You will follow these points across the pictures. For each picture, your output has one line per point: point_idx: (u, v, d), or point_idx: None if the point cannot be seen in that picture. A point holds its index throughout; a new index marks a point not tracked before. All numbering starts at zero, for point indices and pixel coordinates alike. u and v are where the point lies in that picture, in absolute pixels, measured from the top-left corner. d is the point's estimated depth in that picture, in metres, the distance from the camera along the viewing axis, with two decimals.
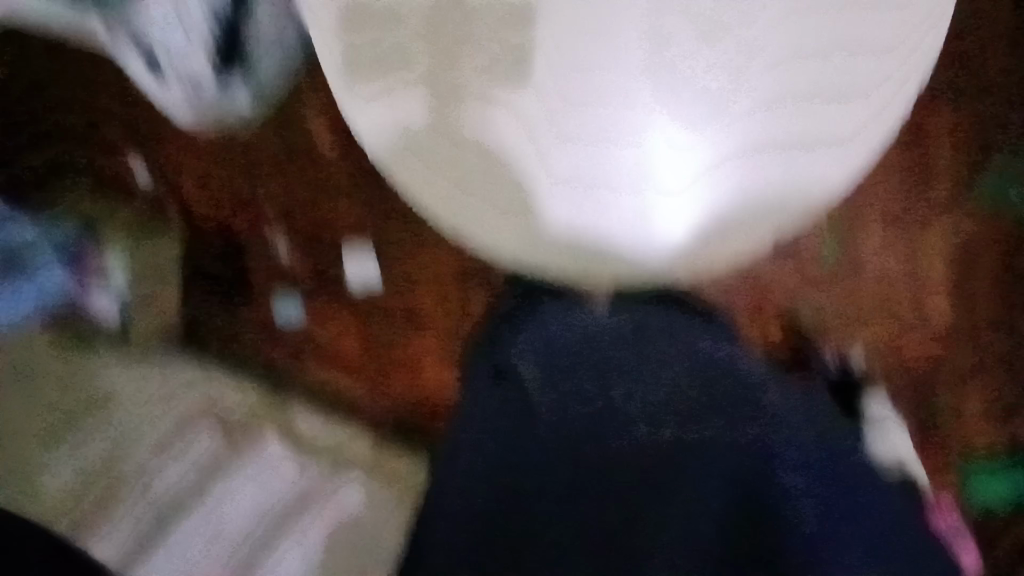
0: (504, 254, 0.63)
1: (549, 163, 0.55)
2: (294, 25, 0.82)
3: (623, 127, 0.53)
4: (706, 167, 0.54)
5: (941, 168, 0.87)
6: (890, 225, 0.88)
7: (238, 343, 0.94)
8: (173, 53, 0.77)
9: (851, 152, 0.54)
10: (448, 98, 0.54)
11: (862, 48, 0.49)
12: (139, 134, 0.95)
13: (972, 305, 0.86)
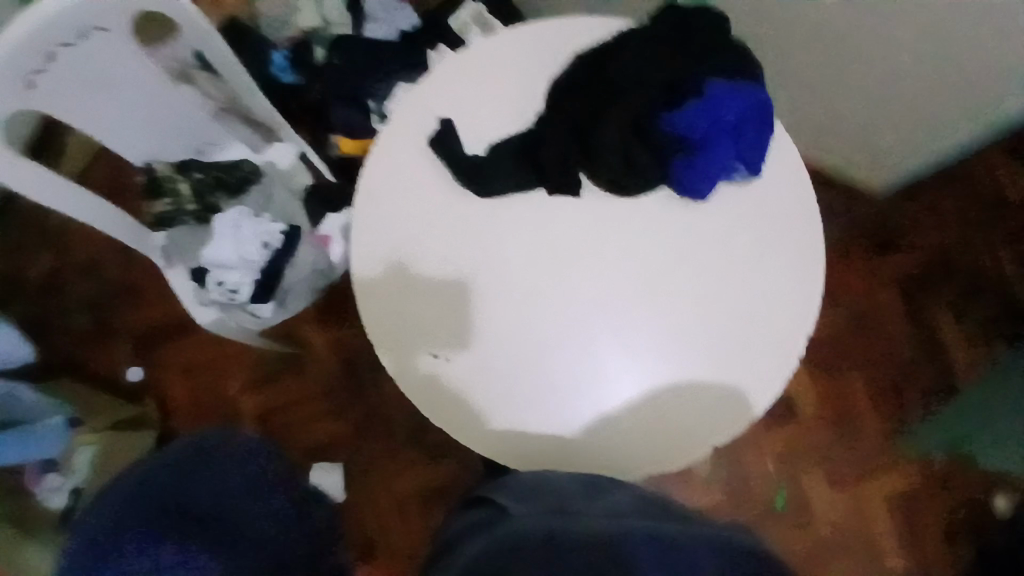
0: (494, 455, 0.64)
1: (523, 256, 0.67)
2: (313, 178, 0.93)
3: (583, 298, 0.67)
4: (646, 381, 0.65)
5: (851, 320, 1.12)
6: (825, 378, 1.10)
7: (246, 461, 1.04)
8: (218, 268, 0.84)
9: (764, 368, 0.65)
10: (413, 266, 0.68)
11: (756, 234, 0.68)
12: (154, 336, 1.08)
13: (890, 423, 1.09)
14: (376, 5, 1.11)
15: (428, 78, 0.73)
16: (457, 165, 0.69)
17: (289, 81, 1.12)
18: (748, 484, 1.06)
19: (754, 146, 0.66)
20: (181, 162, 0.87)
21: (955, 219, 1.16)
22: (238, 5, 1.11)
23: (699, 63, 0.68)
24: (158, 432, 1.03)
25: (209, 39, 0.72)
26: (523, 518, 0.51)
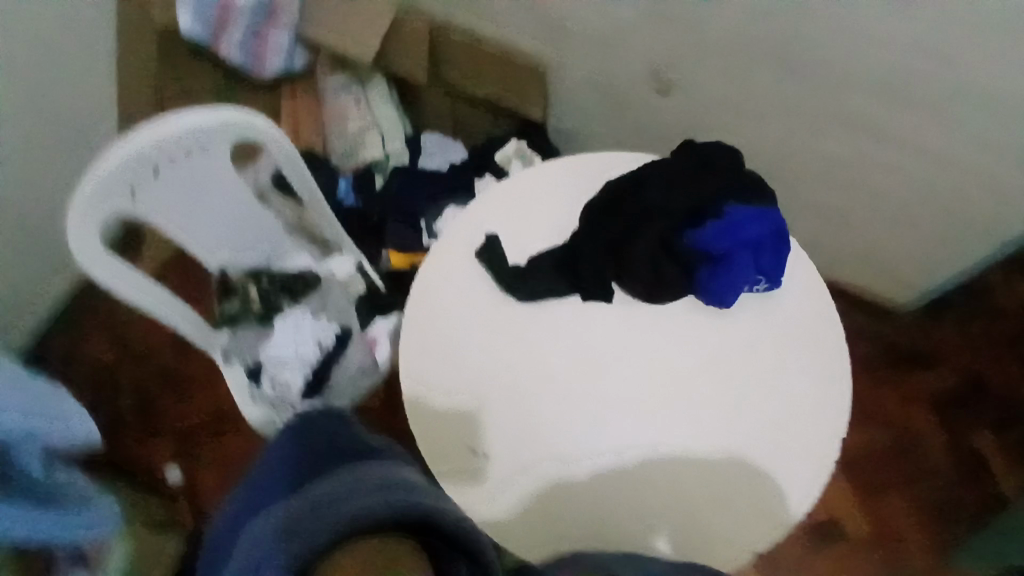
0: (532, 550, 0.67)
1: (559, 346, 0.73)
2: (366, 287, 1.02)
3: (618, 399, 0.71)
4: (676, 478, 0.68)
5: (890, 437, 1.13)
6: (866, 496, 1.10)
7: None
8: (275, 364, 0.90)
9: (794, 457, 0.68)
10: (459, 370, 0.73)
11: (780, 341, 0.72)
12: (198, 432, 1.17)
13: (938, 547, 1.07)
14: (431, 145, 1.32)
15: (479, 201, 0.83)
16: (501, 275, 0.77)
17: (352, 204, 1.26)
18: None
19: (773, 259, 0.72)
20: (254, 270, 0.97)
21: (986, 339, 1.18)
22: (312, 139, 1.29)
23: (714, 192, 0.75)
24: (190, 526, 1.08)
25: (295, 163, 0.85)
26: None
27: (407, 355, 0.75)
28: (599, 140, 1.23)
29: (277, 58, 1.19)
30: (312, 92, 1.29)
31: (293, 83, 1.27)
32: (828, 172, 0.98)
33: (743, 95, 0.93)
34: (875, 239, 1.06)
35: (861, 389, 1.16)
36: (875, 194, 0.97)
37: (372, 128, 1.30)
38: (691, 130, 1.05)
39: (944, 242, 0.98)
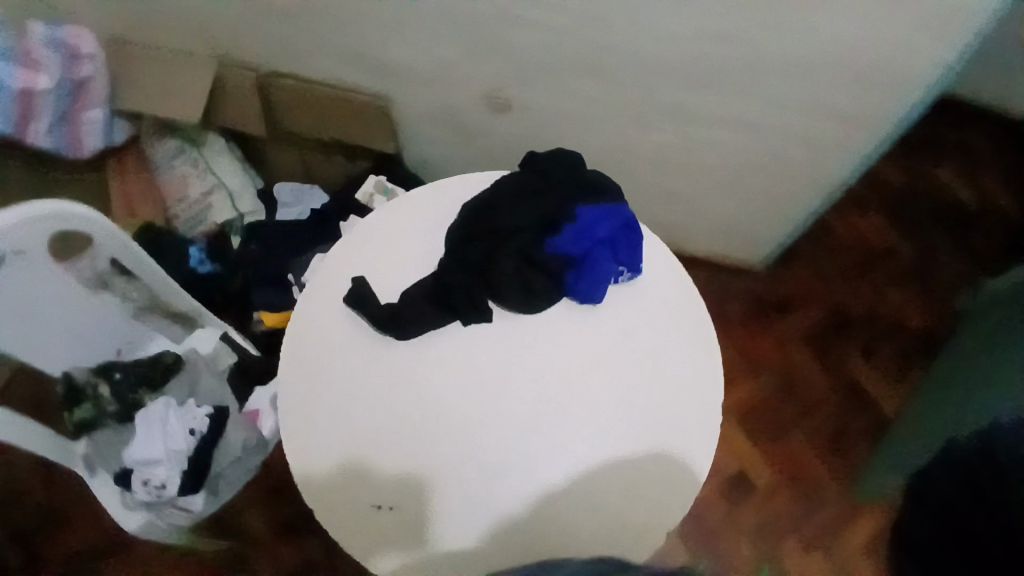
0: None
1: (443, 374, 0.72)
2: (237, 356, 0.94)
3: (514, 416, 0.71)
4: (586, 479, 0.69)
5: (777, 385, 1.22)
6: (770, 444, 1.18)
7: None
8: (143, 466, 0.81)
9: (689, 423, 0.71)
10: (348, 427, 0.70)
11: (653, 325, 0.75)
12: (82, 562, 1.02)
13: (842, 474, 1.16)
14: (287, 194, 1.24)
15: (337, 247, 0.80)
16: (374, 317, 0.74)
17: (208, 271, 1.17)
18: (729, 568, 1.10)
19: (629, 251, 0.75)
20: (102, 365, 0.88)
21: (837, 277, 1.31)
22: (154, 216, 1.22)
23: (563, 198, 0.78)
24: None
25: (128, 246, 0.77)
26: None
27: (292, 424, 0.71)
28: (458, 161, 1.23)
29: (95, 134, 1.12)
30: (144, 164, 1.24)
31: (119, 156, 1.22)
32: (667, 158, 1.05)
33: (576, 99, 0.97)
34: (723, 210, 1.14)
35: (742, 348, 1.25)
36: (716, 169, 1.04)
37: (217, 189, 1.22)
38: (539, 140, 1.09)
39: (779, 201, 1.08)
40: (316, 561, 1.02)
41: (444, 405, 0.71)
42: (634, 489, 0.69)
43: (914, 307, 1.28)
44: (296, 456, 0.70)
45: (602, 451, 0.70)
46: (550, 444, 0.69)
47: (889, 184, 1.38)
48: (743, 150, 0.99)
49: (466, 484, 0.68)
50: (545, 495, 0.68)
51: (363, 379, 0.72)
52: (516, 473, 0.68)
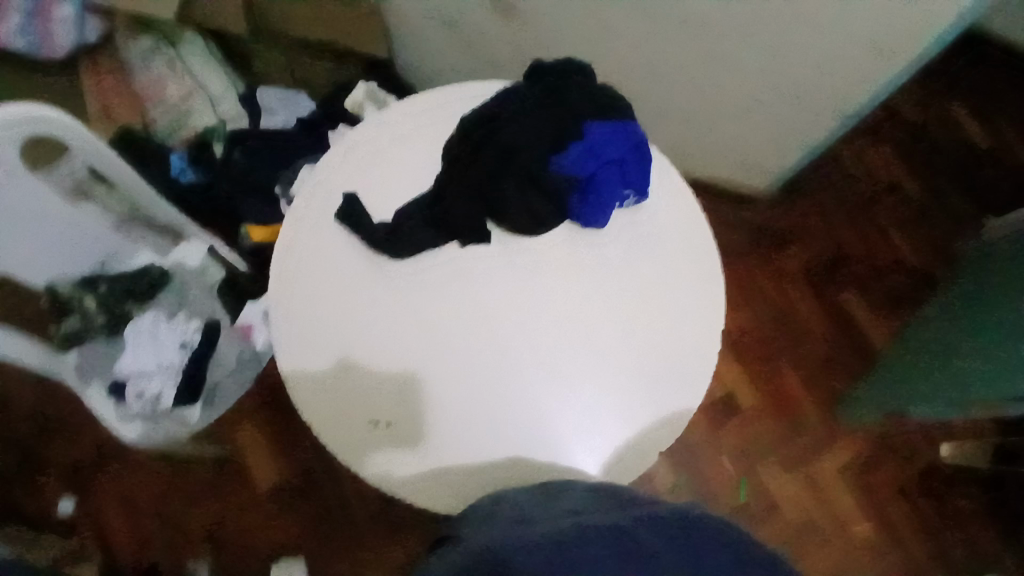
0: (449, 508, 0.67)
1: (439, 293, 0.71)
2: (226, 270, 0.91)
3: (513, 342, 0.70)
4: (582, 399, 0.69)
5: (770, 316, 1.23)
6: (757, 373, 1.20)
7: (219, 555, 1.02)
8: (136, 378, 0.81)
9: (687, 347, 0.71)
10: (344, 350, 0.69)
11: (658, 252, 0.73)
12: (79, 470, 1.04)
13: (825, 399, 1.19)
14: (271, 100, 1.17)
15: (330, 157, 0.75)
16: (370, 236, 0.71)
17: (190, 181, 1.12)
18: (710, 490, 1.15)
19: (638, 173, 0.72)
20: (89, 277, 0.85)
21: (838, 207, 1.28)
22: (130, 117, 1.14)
23: (571, 114, 0.73)
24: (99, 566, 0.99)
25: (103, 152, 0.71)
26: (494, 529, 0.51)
27: (285, 344, 0.69)
28: (454, 71, 1.15)
29: (66, 32, 1.12)
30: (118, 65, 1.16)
31: (93, 59, 1.16)
32: (677, 75, 0.99)
33: (585, 6, 0.90)
34: (732, 133, 1.10)
35: (738, 278, 1.25)
36: (728, 87, 0.99)
37: (197, 92, 1.13)
38: (542, 50, 1.02)
39: (789, 129, 1.04)
40: (314, 470, 1.05)
41: (441, 323, 0.70)
42: (631, 411, 0.69)
43: (912, 238, 1.27)
44: (290, 372, 0.69)
45: (599, 373, 0.70)
46: (547, 365, 0.69)
47: (902, 111, 1.33)
48: (758, 70, 0.93)
49: (462, 402, 0.68)
50: (542, 413, 0.68)
51: (357, 296, 0.70)
52: (513, 392, 0.68)
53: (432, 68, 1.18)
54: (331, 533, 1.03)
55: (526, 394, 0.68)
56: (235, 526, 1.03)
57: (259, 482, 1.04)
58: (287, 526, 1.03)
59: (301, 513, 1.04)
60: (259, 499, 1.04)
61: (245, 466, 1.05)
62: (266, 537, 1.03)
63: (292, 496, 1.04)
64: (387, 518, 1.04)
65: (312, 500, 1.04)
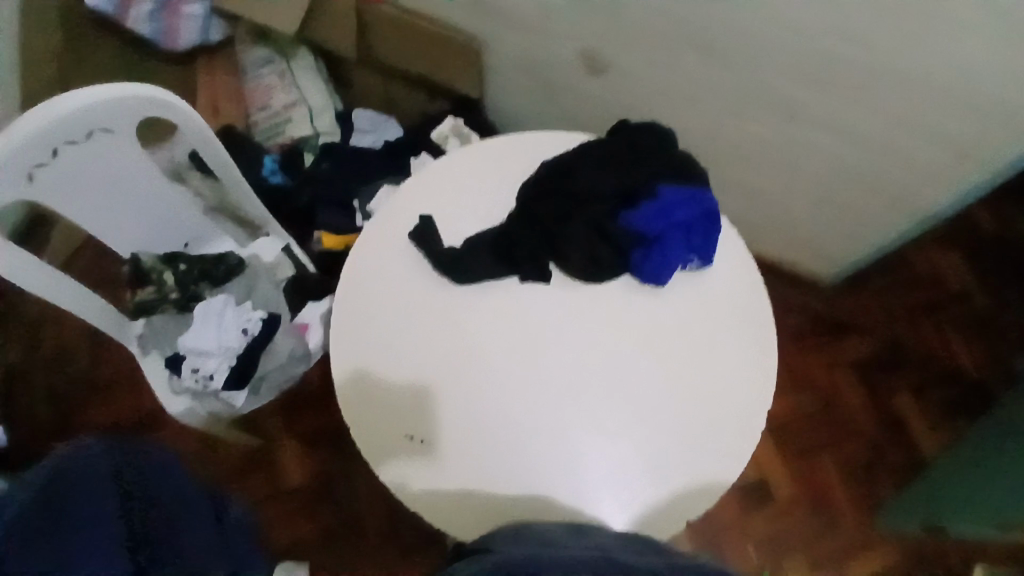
0: (463, 532, 0.67)
1: (493, 318, 0.73)
2: (296, 270, 0.96)
3: (557, 382, 0.71)
4: (615, 447, 0.69)
5: (815, 407, 1.20)
6: (793, 463, 1.17)
7: None
8: (195, 354, 0.84)
9: (730, 415, 0.70)
10: (394, 356, 0.72)
11: (714, 320, 0.74)
12: (119, 433, 1.09)
13: (863, 504, 1.14)
14: (363, 121, 1.25)
15: (412, 181, 0.80)
16: (437, 257, 0.75)
17: (279, 182, 1.20)
18: (728, 573, 1.10)
19: (703, 239, 0.73)
20: (171, 254, 0.92)
21: (902, 309, 1.25)
22: (234, 116, 1.24)
23: (646, 173, 0.76)
24: None
25: (206, 138, 0.77)
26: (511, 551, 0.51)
27: (341, 341, 0.72)
28: (540, 118, 1.21)
29: (192, 31, 1.20)
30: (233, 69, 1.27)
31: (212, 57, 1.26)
32: (756, 154, 1.01)
33: (676, 77, 0.94)
34: (802, 217, 1.10)
35: (786, 363, 1.23)
36: (804, 172, 1.00)
37: (298, 104, 1.23)
38: (625, 111, 1.06)
39: (861, 221, 1.04)
40: (334, 475, 1.07)
41: (488, 347, 0.72)
42: (661, 470, 0.68)
43: (975, 353, 1.22)
44: (341, 368, 0.72)
45: (635, 425, 0.70)
46: (584, 409, 0.70)
47: (979, 226, 1.31)
48: (834, 159, 0.94)
49: (498, 425, 0.69)
50: (573, 453, 0.68)
51: (416, 310, 0.74)
52: (548, 427, 0.69)
53: (515, 113, 1.24)
54: (341, 539, 1.04)
55: (558, 431, 0.69)
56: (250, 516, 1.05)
57: (284, 476, 1.07)
58: (299, 523, 1.05)
59: (314, 514, 1.05)
60: (277, 492, 1.06)
61: (270, 459, 1.07)
62: (279, 531, 1.04)
63: (310, 495, 1.06)
64: (398, 537, 1.03)
65: (327, 502, 1.05)
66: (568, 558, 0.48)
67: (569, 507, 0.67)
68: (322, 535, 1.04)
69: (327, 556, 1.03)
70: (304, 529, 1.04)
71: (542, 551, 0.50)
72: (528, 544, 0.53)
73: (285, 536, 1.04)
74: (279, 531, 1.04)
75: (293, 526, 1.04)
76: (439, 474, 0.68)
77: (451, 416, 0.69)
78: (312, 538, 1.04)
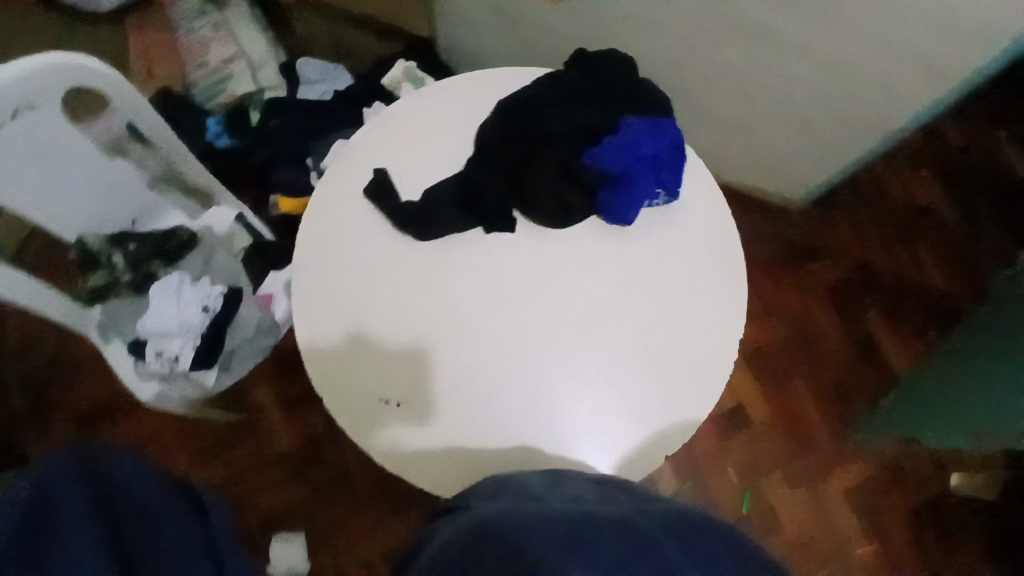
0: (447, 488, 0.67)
1: (461, 272, 0.71)
2: (253, 239, 0.93)
3: (530, 333, 0.70)
4: (593, 392, 0.68)
5: (792, 328, 1.21)
6: (772, 384, 1.19)
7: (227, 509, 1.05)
8: (156, 337, 0.80)
9: (706, 351, 0.70)
10: (361, 320, 0.69)
11: (686, 256, 0.72)
12: (97, 417, 1.08)
13: (839, 418, 1.17)
14: (311, 72, 1.16)
15: (363, 134, 0.75)
16: (396, 214, 0.71)
17: (226, 145, 1.13)
18: (711, 493, 1.14)
19: (672, 172, 0.70)
20: (118, 233, 0.86)
21: (874, 224, 1.25)
22: (171, 77, 1.15)
23: (609, 106, 0.72)
24: None
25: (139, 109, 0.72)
26: (487, 510, 0.51)
27: (305, 309, 0.70)
28: (497, 57, 1.14)
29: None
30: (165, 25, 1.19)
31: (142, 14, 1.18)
32: (722, 77, 0.97)
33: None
34: (773, 138, 1.07)
35: (763, 287, 1.23)
36: (772, 91, 0.96)
37: (238, 57, 1.15)
38: (586, 40, 1.00)
39: (832, 140, 1.01)
40: (319, 441, 1.07)
41: (458, 303, 0.70)
42: (641, 413, 0.68)
43: (946, 263, 1.23)
44: (308, 337, 0.69)
45: (612, 368, 0.69)
46: (560, 357, 0.69)
47: (952, 135, 1.29)
48: (802, 75, 0.91)
49: (474, 381, 0.68)
50: (551, 402, 0.68)
51: (380, 270, 0.71)
52: (525, 378, 0.68)
53: (471, 53, 1.17)
54: (332, 502, 1.05)
55: (536, 381, 0.68)
56: (239, 487, 1.06)
57: (269, 445, 1.07)
58: (289, 490, 1.05)
59: (304, 480, 1.06)
60: (263, 462, 1.06)
61: (254, 430, 1.07)
62: (270, 499, 1.05)
63: (296, 462, 1.06)
64: (389, 496, 1.05)
65: (314, 467, 1.06)
66: (543, 514, 0.48)
67: (550, 455, 0.67)
68: (313, 499, 1.05)
69: (320, 519, 1.04)
70: (294, 495, 1.05)
71: (526, 508, 0.49)
72: (506, 500, 0.54)
73: (277, 503, 1.05)
74: (270, 499, 1.05)
75: (283, 493, 1.05)
76: (418, 433, 0.67)
77: (427, 375, 0.68)
78: (304, 503, 1.05)
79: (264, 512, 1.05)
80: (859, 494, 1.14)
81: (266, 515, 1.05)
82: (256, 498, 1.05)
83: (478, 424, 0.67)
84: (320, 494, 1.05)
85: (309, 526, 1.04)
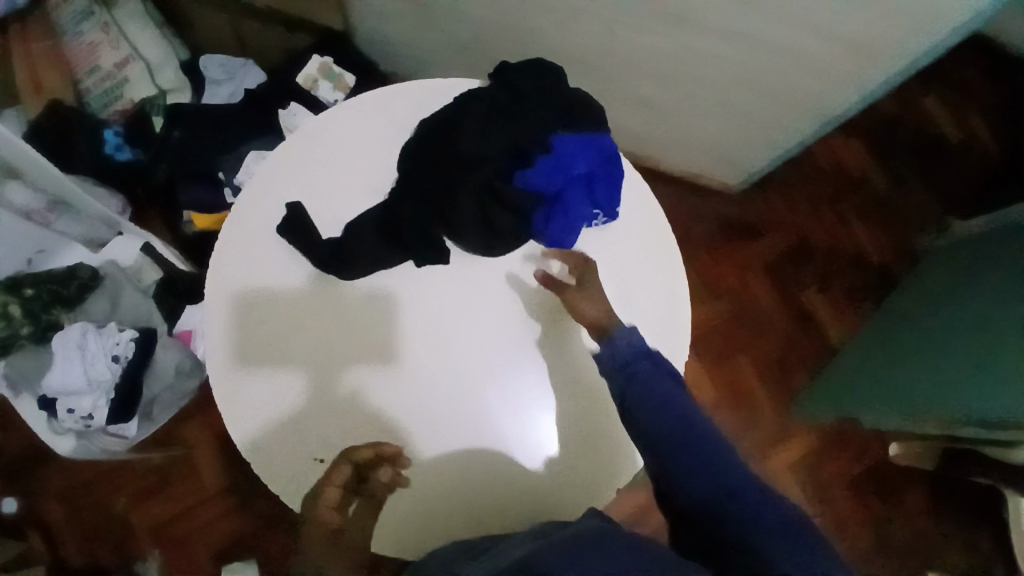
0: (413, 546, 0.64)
1: (389, 301, 0.67)
2: (164, 271, 0.87)
3: (470, 364, 0.66)
4: (542, 421, 0.66)
5: (733, 311, 1.23)
6: (716, 367, 1.21)
7: (174, 546, 1.01)
8: (64, 395, 0.73)
9: None
10: (301, 363, 0.65)
11: (625, 276, 0.69)
12: (16, 469, 1.00)
13: (783, 395, 1.21)
14: (214, 69, 1.07)
15: (271, 162, 0.69)
16: (314, 253, 0.66)
17: (127, 159, 1.04)
18: None
19: (606, 190, 0.67)
20: (10, 277, 0.76)
21: (808, 201, 1.27)
22: (61, 90, 0.99)
23: (537, 121, 0.68)
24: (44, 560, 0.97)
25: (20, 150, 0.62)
26: None
27: (225, 367, 0.64)
28: (419, 47, 1.07)
29: None
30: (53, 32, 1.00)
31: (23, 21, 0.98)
32: (652, 67, 0.94)
33: None
34: (708, 126, 1.05)
35: (704, 272, 1.24)
36: (704, 82, 0.93)
37: (134, 60, 1.02)
38: (508, 32, 0.95)
39: (766, 125, 1.00)
40: None
41: (389, 338, 0.66)
42: (592, 441, 0.66)
43: (876, 234, 1.26)
44: (229, 400, 0.64)
45: (559, 396, 0.67)
46: (503, 390, 0.66)
47: (879, 105, 1.30)
48: (734, 66, 0.88)
49: (416, 423, 0.64)
50: (499, 437, 0.65)
51: (308, 304, 0.66)
52: (469, 415, 0.65)
53: (390, 42, 1.09)
54: (283, 526, 1.02)
55: (480, 416, 0.65)
56: (183, 523, 1.01)
57: (210, 475, 1.02)
58: (236, 519, 1.02)
59: (252, 507, 1.02)
60: (207, 494, 1.02)
61: (192, 463, 1.02)
62: (219, 531, 1.01)
63: (244, 490, 1.02)
64: None
65: (262, 493, 1.02)
66: None
67: (510, 486, 0.65)
68: (263, 526, 1.02)
69: (272, 546, 1.01)
70: (243, 524, 1.02)
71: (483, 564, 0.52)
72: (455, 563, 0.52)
73: (225, 534, 1.01)
74: (218, 530, 1.01)
75: (233, 523, 1.01)
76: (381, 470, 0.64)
77: (368, 416, 0.64)
78: (255, 531, 1.02)
79: (212, 546, 1.01)
80: (805, 466, 1.19)
81: (216, 548, 1.01)
82: (202, 531, 1.01)
83: (429, 460, 0.64)
84: (271, 520, 1.02)
85: (262, 554, 1.01)
